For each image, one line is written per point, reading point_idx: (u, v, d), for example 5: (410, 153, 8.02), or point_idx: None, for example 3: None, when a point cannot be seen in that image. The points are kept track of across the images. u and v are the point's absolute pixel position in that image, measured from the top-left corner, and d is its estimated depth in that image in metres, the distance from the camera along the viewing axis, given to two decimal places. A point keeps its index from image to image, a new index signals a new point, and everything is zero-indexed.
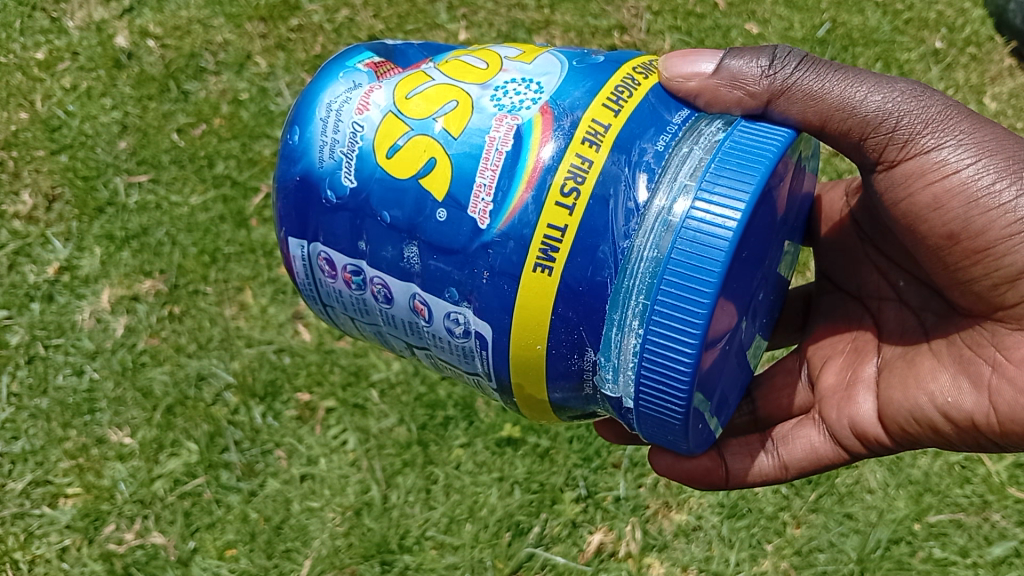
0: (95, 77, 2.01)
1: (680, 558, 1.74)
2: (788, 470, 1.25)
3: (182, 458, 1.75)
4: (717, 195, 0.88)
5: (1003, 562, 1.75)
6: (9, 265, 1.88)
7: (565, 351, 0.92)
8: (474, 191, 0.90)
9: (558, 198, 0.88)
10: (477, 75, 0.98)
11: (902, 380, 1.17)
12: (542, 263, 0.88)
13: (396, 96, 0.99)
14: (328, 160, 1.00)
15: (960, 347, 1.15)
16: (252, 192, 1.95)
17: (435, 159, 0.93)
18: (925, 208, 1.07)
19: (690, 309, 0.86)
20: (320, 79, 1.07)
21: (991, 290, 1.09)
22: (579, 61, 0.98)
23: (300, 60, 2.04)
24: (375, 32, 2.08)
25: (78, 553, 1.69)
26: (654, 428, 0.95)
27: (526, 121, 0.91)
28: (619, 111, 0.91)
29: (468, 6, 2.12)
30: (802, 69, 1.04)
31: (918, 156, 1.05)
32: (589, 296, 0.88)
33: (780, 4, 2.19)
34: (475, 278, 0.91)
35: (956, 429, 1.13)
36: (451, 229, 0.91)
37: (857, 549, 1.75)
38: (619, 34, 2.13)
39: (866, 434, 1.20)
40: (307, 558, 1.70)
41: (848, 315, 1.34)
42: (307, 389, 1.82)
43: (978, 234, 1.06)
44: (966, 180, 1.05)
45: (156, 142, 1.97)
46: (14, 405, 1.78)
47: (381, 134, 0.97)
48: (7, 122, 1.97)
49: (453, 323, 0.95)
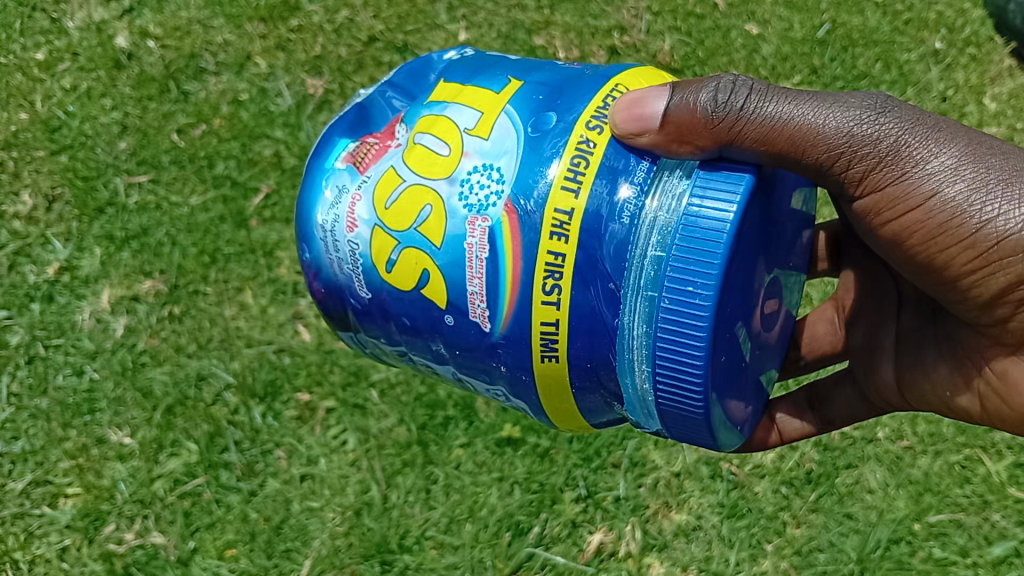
0: (95, 77, 1.99)
1: (680, 557, 1.75)
2: (831, 423, 1.38)
3: (182, 459, 1.75)
4: (686, 268, 0.93)
5: (1001, 562, 1.77)
6: (8, 265, 1.86)
7: (593, 401, 1.07)
8: (471, 299, 1.04)
9: (543, 297, 0.99)
10: (442, 168, 1.07)
11: (912, 368, 1.24)
12: (547, 354, 1.02)
13: (376, 208, 1.13)
14: (343, 275, 1.21)
15: (957, 351, 1.19)
16: (252, 193, 1.95)
17: (428, 271, 1.07)
18: (890, 238, 1.08)
19: (688, 345, 0.94)
20: (310, 195, 1.25)
21: (968, 311, 1.11)
22: (533, 128, 1.04)
23: (300, 61, 2.04)
24: (375, 32, 2.08)
25: (78, 553, 1.69)
26: (685, 435, 1.04)
27: (495, 221, 1.01)
28: (579, 191, 0.98)
29: (468, 5, 2.12)
30: (747, 114, 1.00)
31: (877, 191, 1.04)
32: (596, 368, 1.02)
33: (780, 4, 2.19)
34: (496, 368, 1.08)
35: (953, 412, 1.24)
36: (462, 331, 1.07)
37: (857, 549, 1.76)
38: (619, 34, 2.13)
39: (887, 400, 1.30)
40: (307, 558, 1.71)
41: (874, 271, 1.35)
42: (307, 390, 1.82)
43: (946, 266, 1.06)
44: (929, 214, 1.03)
45: (156, 142, 1.96)
46: (14, 405, 1.77)
47: (377, 249, 1.13)
48: (8, 123, 1.95)
49: (494, 392, 1.15)
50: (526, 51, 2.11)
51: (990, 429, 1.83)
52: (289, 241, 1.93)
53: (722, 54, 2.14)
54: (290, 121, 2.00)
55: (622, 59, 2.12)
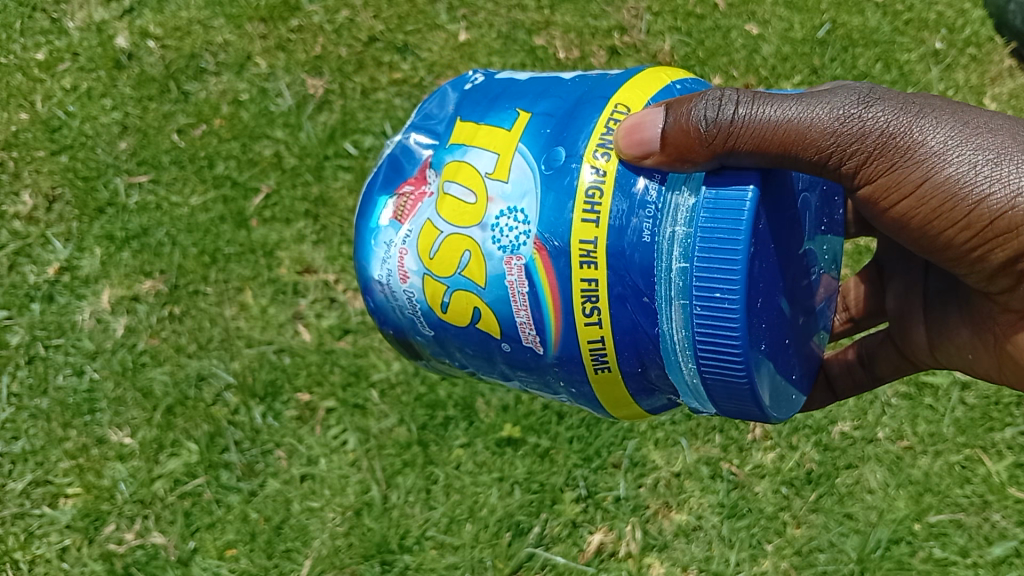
0: (95, 77, 1.99)
1: (680, 558, 1.75)
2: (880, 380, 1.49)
3: (182, 459, 1.75)
4: (710, 277, 0.95)
5: (1002, 562, 1.77)
6: (8, 265, 1.86)
7: (650, 395, 1.11)
8: (520, 327, 1.08)
9: (585, 319, 1.02)
10: (472, 214, 1.09)
11: (940, 333, 1.34)
12: (599, 366, 1.05)
13: (422, 258, 1.15)
14: (407, 318, 1.24)
15: (976, 318, 1.28)
16: (252, 193, 1.95)
17: (479, 308, 1.10)
18: (892, 220, 1.11)
19: (724, 337, 0.96)
20: (362, 249, 1.27)
21: (977, 279, 1.16)
22: (547, 165, 1.05)
23: (300, 61, 2.04)
24: (375, 32, 2.09)
25: (78, 552, 1.69)
26: (737, 413, 1.07)
27: (528, 258, 1.03)
28: (599, 221, 1.00)
29: (468, 6, 2.12)
30: (742, 120, 0.99)
31: (877, 182, 1.06)
32: (647, 371, 1.05)
33: (780, 4, 2.19)
34: (556, 381, 1.13)
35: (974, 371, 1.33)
36: (520, 354, 1.11)
37: (857, 549, 1.77)
38: (619, 34, 2.14)
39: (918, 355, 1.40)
40: (307, 558, 1.71)
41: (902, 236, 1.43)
42: (307, 390, 1.82)
43: (946, 243, 1.10)
44: (928, 198, 1.06)
45: (156, 143, 1.96)
46: (14, 405, 1.77)
47: (430, 293, 1.16)
48: (8, 123, 1.94)
49: (560, 396, 1.20)
50: (526, 51, 2.11)
51: (990, 429, 1.83)
52: (289, 241, 1.93)
53: (722, 54, 2.14)
54: (290, 121, 2.00)
55: (622, 60, 2.13)
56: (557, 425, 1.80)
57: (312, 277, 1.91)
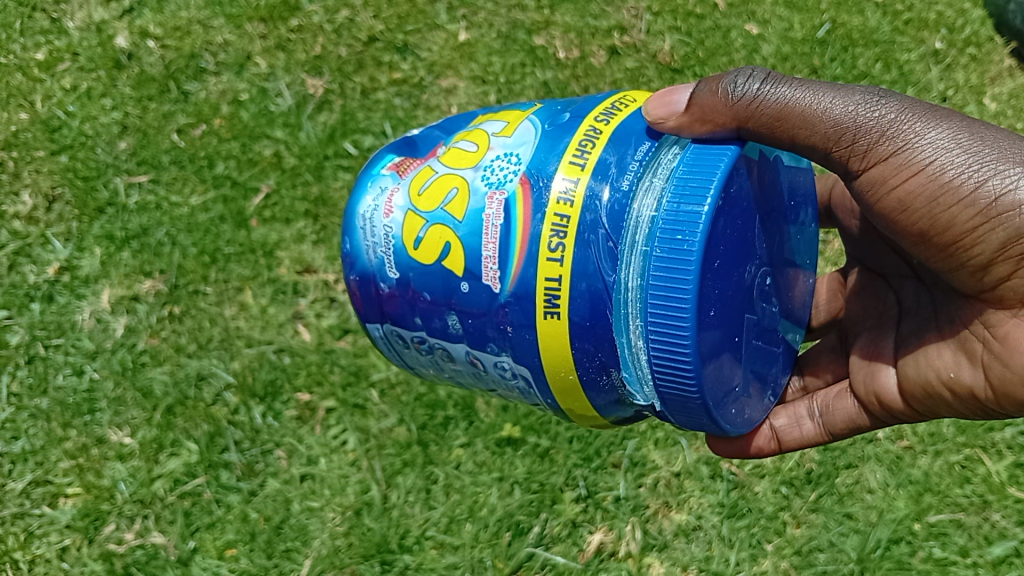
0: (95, 77, 1.99)
1: (680, 558, 1.75)
2: (831, 435, 1.33)
3: (182, 458, 1.75)
4: (677, 221, 0.96)
5: (1002, 562, 1.77)
6: (8, 265, 1.86)
7: (594, 374, 1.03)
8: (484, 262, 1.03)
9: (548, 254, 0.99)
10: (470, 159, 1.10)
11: (913, 356, 1.23)
12: (550, 310, 0.99)
13: (411, 195, 1.14)
14: (375, 259, 1.17)
15: (958, 326, 1.19)
16: (252, 193, 1.95)
17: (450, 243, 1.07)
18: (893, 210, 1.12)
19: (677, 287, 0.94)
20: (356, 191, 1.25)
21: (968, 277, 1.13)
22: (551, 123, 1.08)
23: (300, 61, 2.05)
24: (375, 32, 2.09)
25: (78, 553, 1.69)
26: (674, 402, 1.01)
27: (510, 193, 1.03)
28: (585, 164, 1.01)
29: (468, 6, 2.12)
30: (764, 89, 1.08)
31: (883, 162, 1.09)
32: (594, 328, 0.99)
33: (780, 4, 2.19)
34: (504, 332, 1.04)
35: (956, 398, 1.19)
36: (475, 297, 1.05)
37: (857, 549, 1.76)
38: (619, 34, 2.14)
39: (886, 400, 1.26)
40: (307, 558, 1.71)
41: (874, 294, 1.39)
42: (307, 389, 1.82)
43: (944, 230, 1.10)
44: (931, 178, 1.08)
45: (156, 143, 1.96)
46: (14, 405, 1.76)
47: (407, 230, 1.12)
48: (7, 122, 1.94)
49: (502, 369, 1.09)
50: (526, 50, 2.11)
51: (990, 429, 1.83)
52: (289, 241, 1.93)
53: (722, 54, 2.15)
54: (290, 121, 2.00)
55: (622, 59, 2.13)
56: (557, 425, 1.80)
57: (312, 277, 1.92)
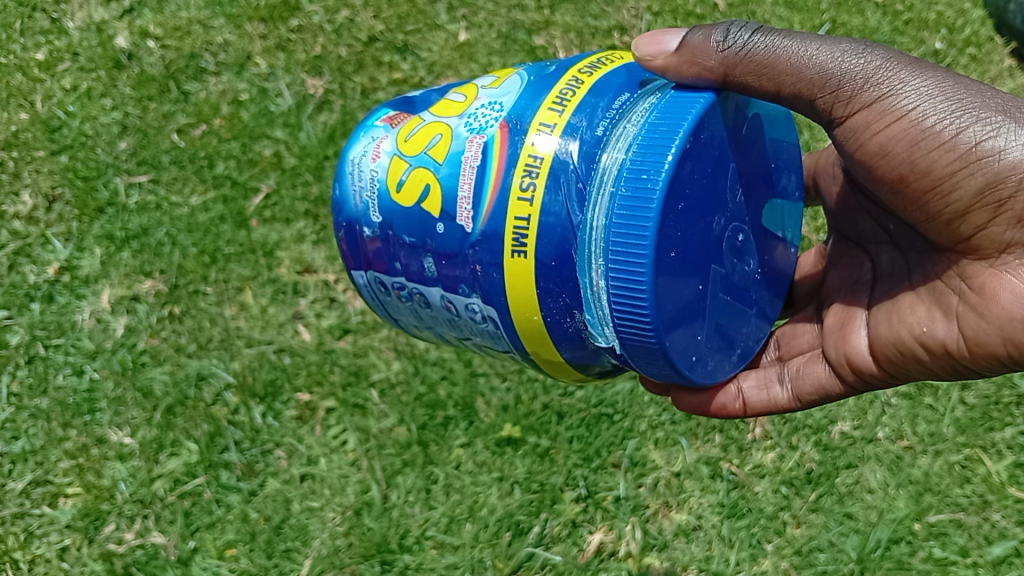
0: (95, 77, 1.99)
1: (680, 557, 1.75)
2: (800, 402, 1.31)
3: (182, 458, 1.75)
4: (644, 160, 0.97)
5: (1003, 562, 1.77)
6: (9, 265, 1.86)
7: (558, 316, 1.02)
8: (458, 202, 1.04)
9: (519, 193, 0.99)
10: (456, 108, 1.12)
11: (887, 315, 1.24)
12: (517, 249, 0.99)
13: (398, 141, 1.15)
14: (360, 204, 1.18)
15: (934, 282, 1.21)
16: (252, 192, 1.95)
17: (429, 185, 1.08)
18: (873, 155, 1.14)
19: (639, 225, 0.95)
20: (349, 141, 1.25)
21: (945, 226, 1.16)
22: (535, 75, 1.09)
23: (300, 61, 2.05)
24: (375, 32, 2.09)
25: (78, 552, 1.68)
26: (634, 346, 1.00)
27: (489, 136, 1.04)
28: (562, 110, 1.02)
29: (468, 6, 2.13)
30: (753, 38, 1.10)
31: (866, 107, 1.11)
32: (559, 267, 0.99)
33: (780, 4, 2.19)
34: (472, 270, 1.04)
35: (932, 356, 1.20)
36: (449, 237, 1.05)
37: (857, 549, 1.76)
38: (619, 34, 2.14)
39: (859, 366, 1.25)
40: (307, 558, 1.71)
41: (850, 262, 1.37)
42: (307, 389, 1.82)
43: (924, 175, 1.12)
44: (913, 124, 1.10)
45: (156, 143, 1.96)
46: (14, 405, 1.76)
47: (391, 173, 1.14)
48: (7, 122, 1.94)
49: (473, 312, 1.08)
50: (526, 51, 2.11)
51: (990, 429, 1.84)
52: (289, 241, 1.93)
53: None
54: (290, 121, 2.00)
55: None
56: (557, 425, 1.80)
57: (312, 276, 1.92)
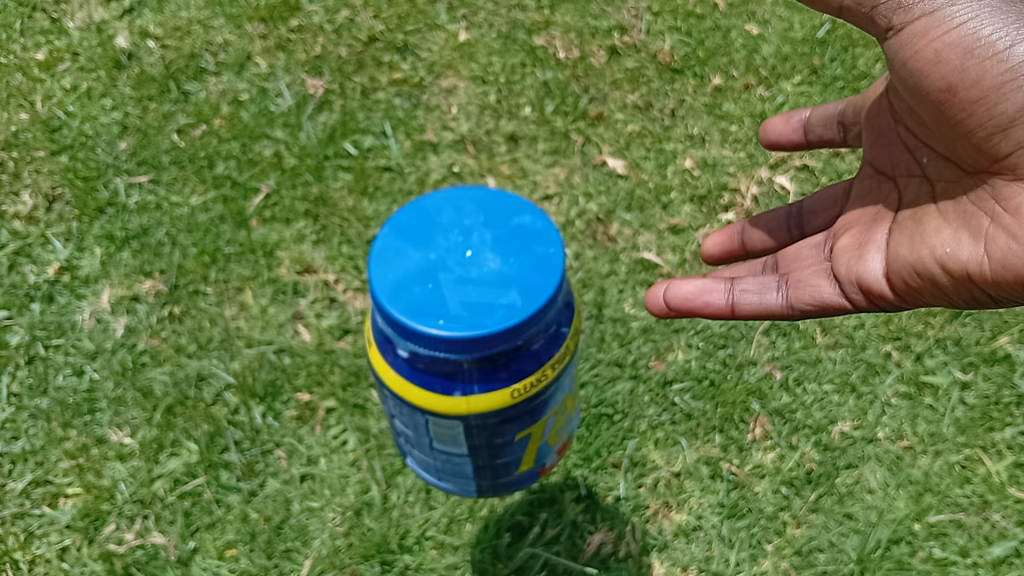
0: (95, 77, 2.08)
1: (681, 558, 1.71)
2: (794, 310, 1.44)
3: (182, 458, 1.73)
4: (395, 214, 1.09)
5: (1003, 562, 1.72)
6: (9, 265, 1.87)
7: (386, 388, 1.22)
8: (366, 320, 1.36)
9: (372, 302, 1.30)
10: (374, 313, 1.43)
11: (909, 238, 1.33)
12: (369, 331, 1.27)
13: None
14: None
15: (966, 207, 1.30)
16: (252, 193, 1.97)
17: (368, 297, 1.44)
18: (928, 62, 1.22)
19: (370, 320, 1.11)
20: None
21: (986, 140, 1.24)
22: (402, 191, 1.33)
23: (300, 60, 2.14)
24: (375, 32, 2.20)
25: (78, 553, 1.65)
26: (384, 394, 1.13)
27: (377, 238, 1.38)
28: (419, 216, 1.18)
29: (468, 7, 2.25)
30: None
31: (925, 16, 1.19)
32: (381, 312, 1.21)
33: (780, 6, 2.29)
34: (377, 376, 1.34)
35: (953, 280, 1.28)
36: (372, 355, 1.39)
37: (858, 548, 1.73)
38: (619, 34, 2.25)
39: (871, 288, 1.35)
40: (307, 558, 1.67)
41: (880, 193, 1.47)
42: (307, 390, 1.81)
43: (973, 86, 1.21)
44: (968, 34, 1.19)
45: (156, 143, 2.02)
46: (14, 405, 1.76)
47: None
48: (8, 123, 2.02)
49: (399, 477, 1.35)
50: (526, 49, 2.20)
51: (990, 429, 1.83)
52: (289, 241, 1.94)
53: (722, 52, 2.22)
54: (290, 121, 2.05)
55: (622, 58, 2.22)
56: None
57: (312, 277, 1.91)
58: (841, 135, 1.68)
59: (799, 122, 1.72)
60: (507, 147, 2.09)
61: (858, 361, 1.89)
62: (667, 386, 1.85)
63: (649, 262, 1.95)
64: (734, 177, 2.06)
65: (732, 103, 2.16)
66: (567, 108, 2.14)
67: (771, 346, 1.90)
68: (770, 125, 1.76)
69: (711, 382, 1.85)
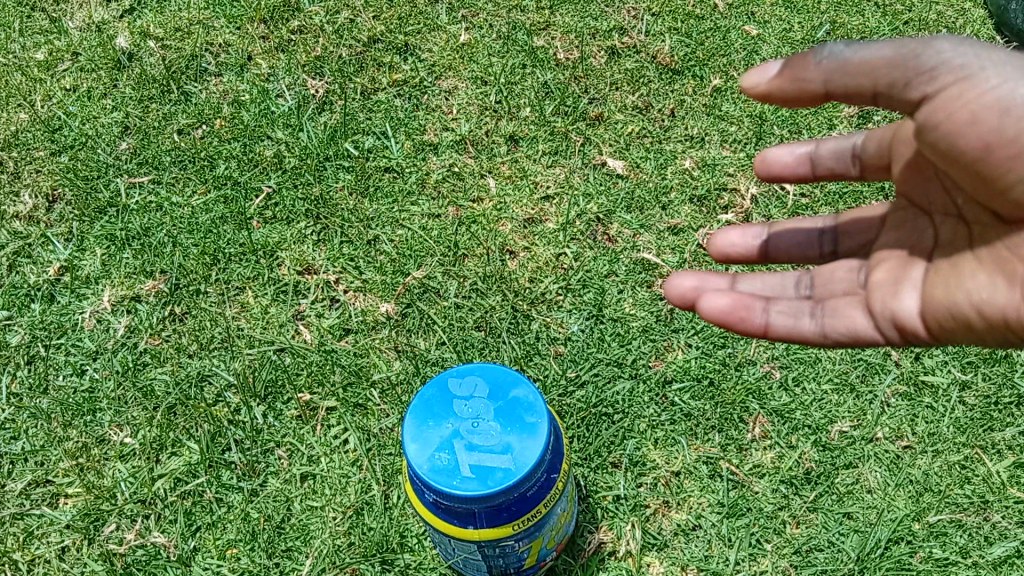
0: (95, 77, 2.15)
1: (680, 556, 1.70)
2: (827, 337, 1.42)
3: (182, 458, 1.71)
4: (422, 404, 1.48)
5: (1004, 562, 1.69)
6: (9, 265, 1.90)
7: None
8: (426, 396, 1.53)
9: None
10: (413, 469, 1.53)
11: (945, 282, 1.28)
12: None
13: None
14: None
15: (1000, 252, 1.24)
16: (252, 193, 2.00)
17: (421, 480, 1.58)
18: (962, 124, 1.15)
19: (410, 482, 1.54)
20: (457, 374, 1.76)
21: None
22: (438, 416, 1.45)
23: (301, 62, 2.20)
24: (375, 32, 2.27)
25: (78, 553, 1.62)
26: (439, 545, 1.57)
27: None
28: None
29: (468, 8, 2.32)
30: (849, 48, 1.15)
31: (958, 84, 1.13)
32: None
33: (779, 7, 2.32)
34: None
35: (987, 325, 1.25)
36: None
37: (857, 548, 1.70)
38: (618, 35, 2.29)
39: (905, 326, 1.33)
40: (307, 557, 1.63)
41: (913, 228, 1.40)
42: (308, 390, 1.79)
43: (1011, 143, 1.14)
44: (1004, 96, 1.12)
45: (156, 143, 2.06)
46: (14, 405, 1.75)
47: None
48: (8, 122, 2.08)
49: None
50: (526, 50, 2.24)
51: (990, 429, 1.83)
52: (290, 241, 1.96)
53: (721, 52, 2.25)
54: (291, 122, 2.10)
55: (622, 58, 2.25)
56: None
57: (312, 277, 1.92)
58: (856, 169, 1.50)
59: (806, 154, 1.53)
60: (507, 147, 2.10)
61: (857, 361, 1.90)
62: (667, 385, 1.86)
63: (649, 262, 1.96)
64: (734, 177, 2.06)
65: (731, 104, 2.17)
66: (566, 109, 2.16)
67: (770, 347, 1.91)
68: (772, 157, 1.55)
69: (711, 382, 1.86)
